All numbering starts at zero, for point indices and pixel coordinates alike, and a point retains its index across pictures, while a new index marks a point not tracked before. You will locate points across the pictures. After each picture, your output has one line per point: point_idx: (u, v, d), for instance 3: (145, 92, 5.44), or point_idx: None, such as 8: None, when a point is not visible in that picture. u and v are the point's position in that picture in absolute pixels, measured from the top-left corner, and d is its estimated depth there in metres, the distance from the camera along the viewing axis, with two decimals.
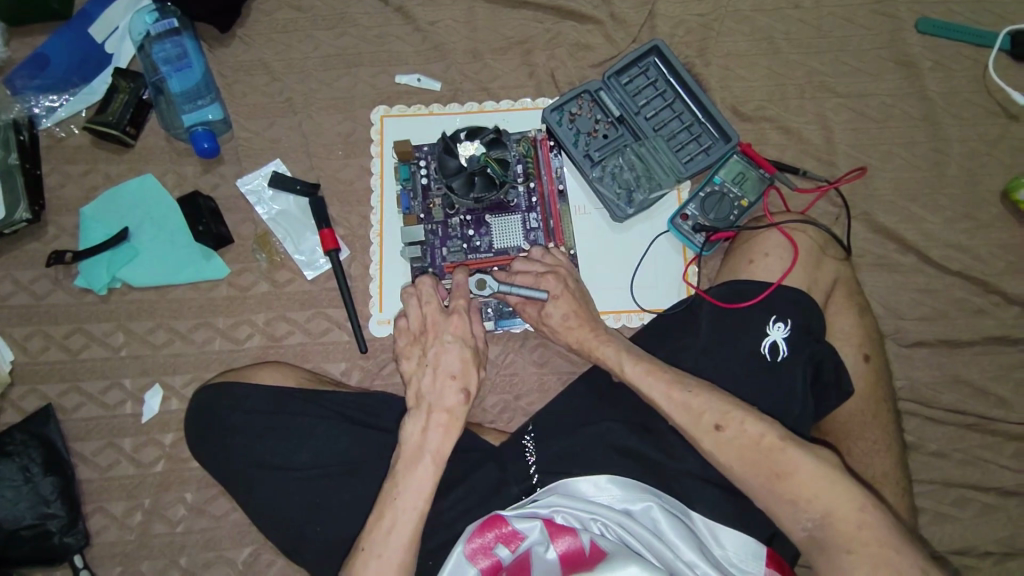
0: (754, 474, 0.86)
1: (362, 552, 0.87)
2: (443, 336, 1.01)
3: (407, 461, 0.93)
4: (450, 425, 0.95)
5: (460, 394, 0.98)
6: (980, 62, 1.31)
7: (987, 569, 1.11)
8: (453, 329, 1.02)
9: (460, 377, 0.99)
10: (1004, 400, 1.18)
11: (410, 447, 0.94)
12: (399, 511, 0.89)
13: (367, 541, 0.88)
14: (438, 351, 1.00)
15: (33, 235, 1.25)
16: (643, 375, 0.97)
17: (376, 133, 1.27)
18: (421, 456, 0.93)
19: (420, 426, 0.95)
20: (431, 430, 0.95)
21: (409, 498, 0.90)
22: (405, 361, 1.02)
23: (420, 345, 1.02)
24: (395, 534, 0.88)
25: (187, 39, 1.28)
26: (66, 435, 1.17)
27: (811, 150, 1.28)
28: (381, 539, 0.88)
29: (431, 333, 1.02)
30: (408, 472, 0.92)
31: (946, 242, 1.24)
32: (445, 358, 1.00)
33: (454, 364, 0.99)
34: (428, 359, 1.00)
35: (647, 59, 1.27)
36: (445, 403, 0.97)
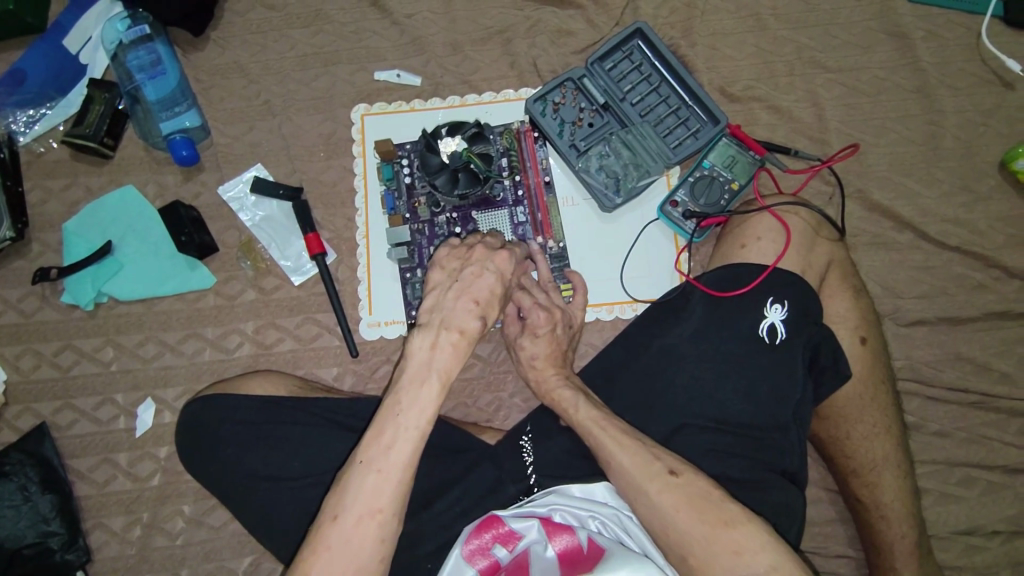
0: (700, 522, 0.84)
1: (360, 467, 0.82)
2: (485, 262, 0.92)
3: (412, 379, 0.86)
4: (462, 347, 0.87)
5: (479, 320, 0.88)
6: (973, 30, 1.27)
7: (994, 548, 1.10)
8: (499, 261, 0.93)
9: (483, 305, 0.89)
10: (1007, 375, 1.16)
11: (417, 362, 0.86)
12: (401, 428, 0.83)
13: (365, 454, 0.83)
14: (471, 273, 0.91)
15: (17, 252, 1.24)
16: (594, 420, 0.96)
17: (356, 132, 1.25)
18: (427, 375, 0.85)
19: (429, 342, 0.87)
20: (440, 349, 0.86)
21: (413, 416, 0.84)
22: (438, 271, 0.93)
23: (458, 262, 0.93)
24: (396, 451, 0.82)
25: (159, 45, 1.26)
26: (62, 453, 1.17)
27: (802, 129, 1.25)
28: (382, 454, 0.82)
29: (477, 253, 0.94)
30: (413, 390, 0.85)
31: (943, 217, 1.21)
32: (478, 282, 0.91)
33: (483, 290, 0.90)
34: (460, 278, 0.91)
35: (630, 42, 1.24)
36: (460, 323, 0.88)
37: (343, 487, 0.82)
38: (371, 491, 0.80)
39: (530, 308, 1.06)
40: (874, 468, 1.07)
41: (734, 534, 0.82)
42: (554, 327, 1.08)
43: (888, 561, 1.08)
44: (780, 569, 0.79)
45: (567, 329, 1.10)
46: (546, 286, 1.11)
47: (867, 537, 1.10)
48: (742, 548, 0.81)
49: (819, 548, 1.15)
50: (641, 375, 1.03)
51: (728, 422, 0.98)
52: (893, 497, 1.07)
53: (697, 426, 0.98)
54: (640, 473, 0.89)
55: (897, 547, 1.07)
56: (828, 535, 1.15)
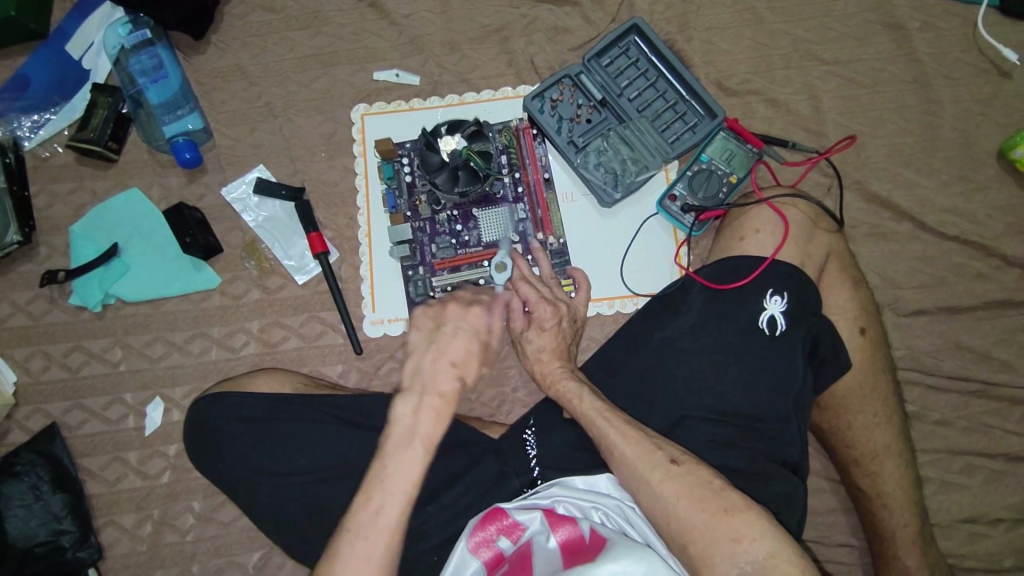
0: (699, 510, 0.85)
1: (348, 533, 0.83)
2: (459, 321, 0.97)
3: (396, 444, 0.88)
4: (443, 409, 0.90)
5: (456, 381, 0.93)
6: (970, 20, 1.27)
7: (996, 535, 1.11)
8: (472, 318, 0.98)
9: (460, 366, 0.94)
10: (1007, 364, 1.16)
11: (400, 429, 0.89)
12: (387, 493, 0.85)
13: (353, 521, 0.84)
14: (447, 333, 0.96)
15: (26, 256, 1.26)
16: (597, 412, 0.97)
17: (357, 132, 1.26)
18: (411, 441, 0.88)
19: (411, 408, 0.90)
20: (422, 414, 0.90)
21: (398, 482, 0.86)
22: (415, 331, 0.96)
23: (436, 322, 0.97)
24: (383, 517, 0.84)
25: (161, 49, 1.29)
26: (73, 452, 1.19)
27: (799, 121, 1.25)
28: (370, 520, 0.84)
29: (451, 313, 0.98)
30: (396, 455, 0.87)
31: (942, 207, 1.21)
32: (453, 344, 0.95)
33: (457, 353, 0.95)
34: (437, 340, 0.95)
35: (627, 38, 1.25)
36: (438, 385, 0.92)
37: (332, 555, 0.83)
38: (360, 557, 0.82)
39: (536, 302, 1.08)
40: (876, 457, 1.08)
41: (734, 521, 0.83)
42: (560, 320, 1.08)
43: (892, 549, 1.09)
44: (780, 557, 0.80)
45: (572, 323, 1.11)
46: (549, 282, 1.13)
47: (869, 526, 1.11)
48: (742, 535, 0.82)
49: (821, 537, 1.16)
50: (642, 368, 1.04)
51: (728, 413, 0.99)
52: (894, 485, 1.08)
53: (697, 417, 0.99)
54: (642, 463, 0.90)
55: (898, 536, 1.08)
56: (830, 524, 1.16)
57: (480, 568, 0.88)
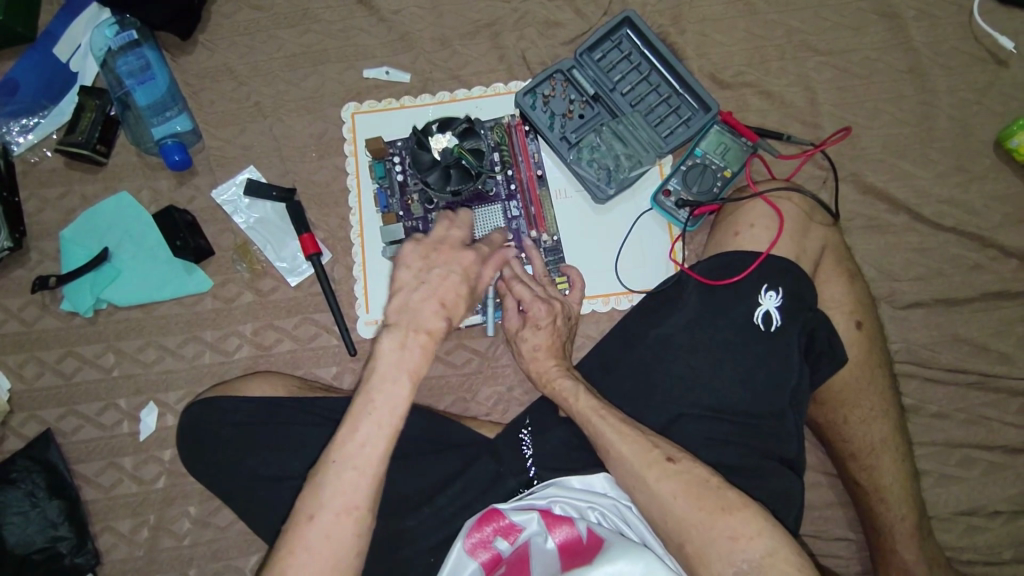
0: (697, 508, 0.85)
1: (335, 465, 0.84)
2: (452, 263, 0.93)
3: (382, 377, 0.87)
4: (430, 348, 0.89)
5: (443, 321, 0.90)
6: (965, 8, 1.26)
7: (995, 528, 1.11)
8: (466, 262, 0.94)
9: (449, 306, 0.91)
10: (1005, 355, 1.15)
11: (386, 362, 0.88)
12: (374, 425, 0.86)
13: (339, 453, 0.85)
14: (438, 274, 0.92)
15: (17, 262, 1.25)
16: (593, 411, 0.96)
17: (347, 131, 1.25)
18: (396, 374, 0.87)
19: (398, 343, 0.89)
20: (408, 349, 0.88)
21: (384, 414, 0.86)
22: (404, 270, 0.92)
23: (426, 262, 0.93)
24: (370, 449, 0.85)
25: (148, 50, 1.27)
26: (68, 458, 1.19)
27: (794, 113, 1.24)
28: (356, 452, 0.84)
29: (443, 252, 0.94)
30: (381, 386, 0.87)
31: (938, 198, 1.20)
32: (444, 285, 0.92)
33: (448, 293, 0.91)
34: (427, 279, 0.92)
35: (619, 31, 1.23)
36: (427, 325, 0.90)
37: (319, 485, 0.84)
38: (346, 489, 0.83)
39: (530, 301, 1.06)
40: (872, 451, 1.07)
41: (732, 520, 0.83)
42: (555, 318, 1.08)
43: (889, 543, 1.09)
44: (777, 555, 0.80)
45: (566, 321, 1.10)
46: (542, 279, 1.12)
47: (867, 520, 1.11)
48: (739, 534, 0.82)
49: (820, 532, 1.16)
50: (638, 366, 1.03)
51: (724, 411, 0.99)
52: (892, 479, 1.08)
53: (693, 415, 0.99)
54: (639, 461, 0.90)
55: (897, 530, 1.08)
56: (829, 519, 1.16)
57: (478, 569, 0.88)
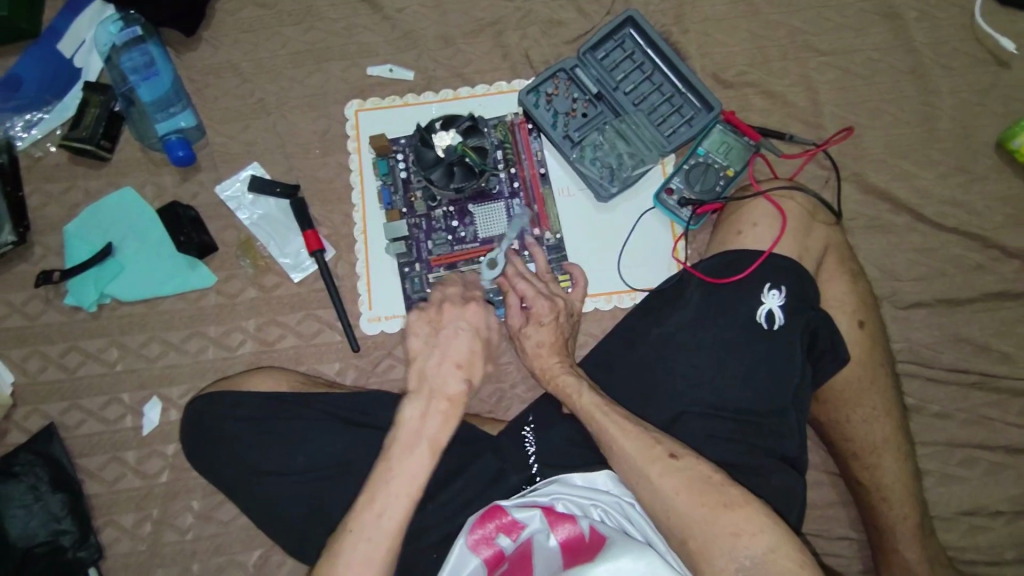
0: (699, 505, 0.85)
1: (351, 533, 0.84)
2: (457, 322, 0.97)
3: (403, 447, 0.88)
4: (451, 413, 0.91)
5: (462, 382, 0.93)
6: (967, 10, 1.26)
7: (995, 527, 1.11)
8: (471, 317, 0.98)
9: (465, 367, 0.94)
10: (1006, 356, 1.16)
11: (408, 430, 0.89)
12: (392, 496, 0.86)
13: (356, 521, 0.85)
14: (447, 335, 0.96)
15: (20, 256, 1.25)
16: (596, 407, 0.97)
17: (351, 128, 1.25)
18: (417, 443, 0.89)
19: (419, 411, 0.91)
20: (429, 417, 0.90)
21: (403, 484, 0.86)
22: (415, 337, 0.96)
23: (435, 325, 0.97)
24: (387, 519, 0.84)
25: (152, 46, 1.27)
26: (71, 452, 1.19)
27: (797, 113, 1.25)
28: (374, 521, 0.84)
29: (448, 313, 0.98)
30: (403, 457, 0.88)
31: (940, 198, 1.21)
32: (455, 345, 0.95)
33: (461, 354, 0.95)
34: (438, 341, 0.96)
35: (622, 30, 1.23)
36: (446, 389, 0.92)
37: (335, 556, 0.83)
38: (362, 559, 0.82)
39: (533, 297, 1.07)
40: (873, 450, 1.08)
41: (734, 517, 0.83)
42: (558, 316, 1.08)
43: (890, 542, 1.09)
44: (779, 552, 0.81)
45: (569, 318, 1.11)
46: (545, 277, 1.13)
47: (868, 519, 1.11)
48: (741, 531, 0.82)
49: (820, 530, 1.16)
50: (640, 364, 1.04)
51: (726, 409, 0.99)
52: (893, 479, 1.08)
53: (696, 413, 0.99)
54: (642, 457, 0.90)
55: (898, 529, 1.08)
56: (830, 517, 1.16)
57: (480, 565, 0.88)
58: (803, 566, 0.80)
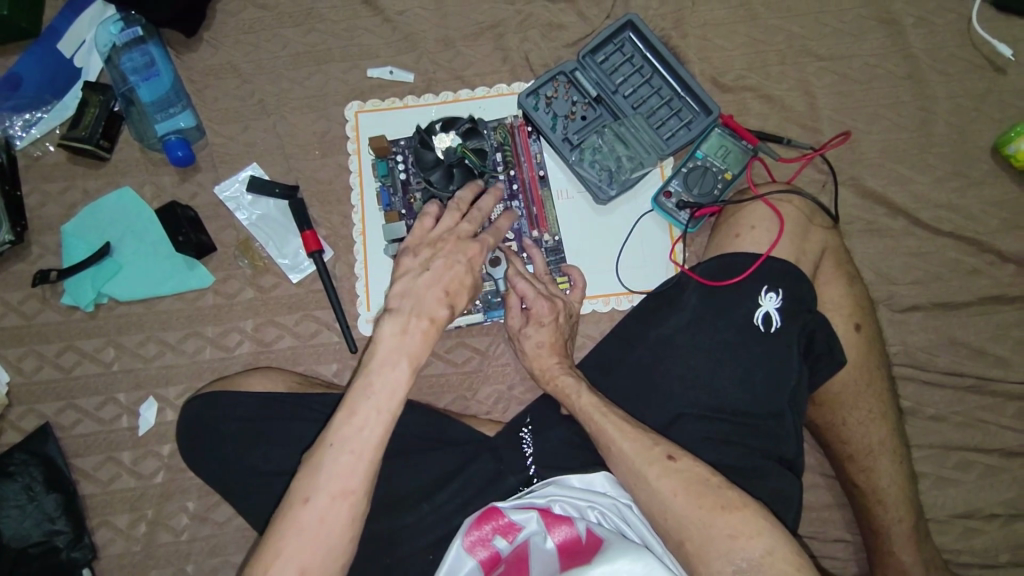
0: (697, 506, 0.85)
1: (331, 448, 0.83)
2: (456, 253, 0.95)
3: (383, 362, 0.87)
4: (432, 334, 0.89)
5: (447, 309, 0.92)
6: (964, 16, 1.27)
7: (991, 531, 1.11)
8: (470, 253, 0.96)
9: (452, 295, 0.93)
10: (1002, 359, 1.16)
11: (388, 346, 0.88)
12: (372, 410, 0.84)
13: (335, 435, 0.83)
14: (442, 263, 0.94)
15: (17, 256, 1.25)
16: (594, 409, 0.97)
17: (351, 129, 1.25)
18: (397, 359, 0.87)
19: (400, 328, 0.89)
20: (409, 335, 0.88)
21: (382, 398, 0.85)
22: (410, 257, 0.94)
23: (429, 252, 0.95)
24: (367, 433, 0.83)
25: (153, 47, 1.27)
26: (66, 452, 1.18)
27: (794, 118, 1.25)
28: (354, 434, 0.83)
29: (447, 244, 0.96)
30: (383, 372, 0.86)
31: (936, 203, 1.21)
32: (448, 273, 0.93)
33: (452, 281, 0.93)
34: (431, 267, 0.94)
35: (621, 34, 1.24)
36: (429, 311, 0.90)
37: (314, 469, 0.82)
38: (343, 471, 0.81)
39: (533, 299, 1.07)
40: (870, 453, 1.08)
41: (731, 518, 0.83)
42: (557, 317, 1.09)
43: (887, 545, 1.09)
44: (777, 553, 0.81)
45: (568, 319, 1.12)
46: (544, 277, 1.13)
47: (865, 522, 1.11)
48: (738, 532, 0.82)
49: (817, 533, 1.16)
50: (638, 365, 1.04)
51: (724, 411, 0.99)
52: (889, 482, 1.08)
53: (694, 415, 0.99)
54: (639, 458, 0.90)
55: (894, 532, 1.08)
56: (826, 520, 1.16)
57: (476, 567, 0.88)
58: (800, 567, 0.80)
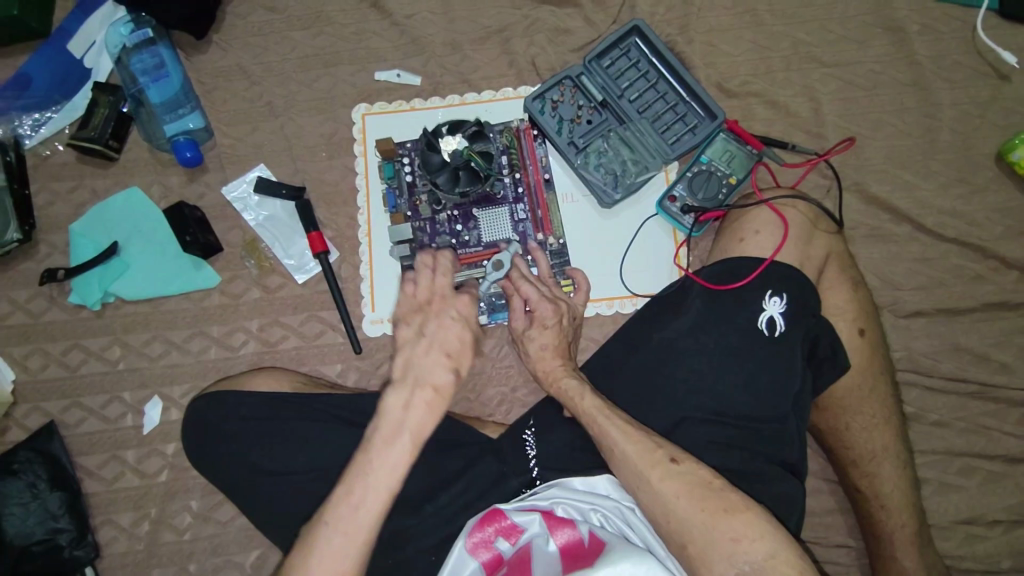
0: (699, 509, 0.85)
1: (327, 526, 0.83)
2: (446, 312, 0.94)
3: (384, 439, 0.86)
4: (436, 404, 0.89)
5: (450, 373, 0.91)
6: (968, 23, 1.28)
7: (994, 537, 1.11)
8: (461, 308, 0.94)
9: (454, 357, 0.91)
10: (1005, 365, 1.16)
11: (389, 421, 0.87)
12: (369, 489, 0.84)
13: (332, 515, 0.84)
14: (438, 326, 0.93)
15: (25, 254, 1.26)
16: (598, 411, 0.97)
17: (358, 131, 1.27)
18: (399, 434, 0.86)
19: (402, 401, 0.88)
20: (413, 408, 0.88)
21: (381, 477, 0.85)
22: (404, 327, 0.93)
23: (423, 316, 0.93)
24: (362, 513, 0.83)
25: (162, 48, 1.29)
26: (71, 450, 1.19)
27: (799, 123, 1.26)
28: (349, 514, 0.83)
29: (437, 304, 0.94)
30: (383, 450, 0.86)
31: (940, 209, 1.22)
32: (446, 334, 0.92)
33: (451, 344, 0.92)
34: (427, 331, 0.92)
35: (627, 39, 1.25)
36: (432, 379, 0.90)
37: (309, 547, 0.82)
38: (335, 554, 0.81)
39: (537, 301, 1.08)
40: (873, 458, 1.08)
41: (733, 522, 0.84)
42: (561, 320, 1.10)
43: (889, 550, 1.09)
44: (779, 557, 0.81)
45: (572, 322, 1.12)
46: (548, 281, 1.13)
47: (867, 527, 1.11)
48: (740, 536, 0.82)
49: (819, 538, 1.16)
50: (642, 368, 1.04)
51: (727, 414, 0.99)
52: (892, 487, 1.08)
53: (697, 418, 0.99)
54: (642, 460, 0.90)
55: (897, 537, 1.08)
56: (829, 525, 1.16)
57: (479, 569, 0.88)
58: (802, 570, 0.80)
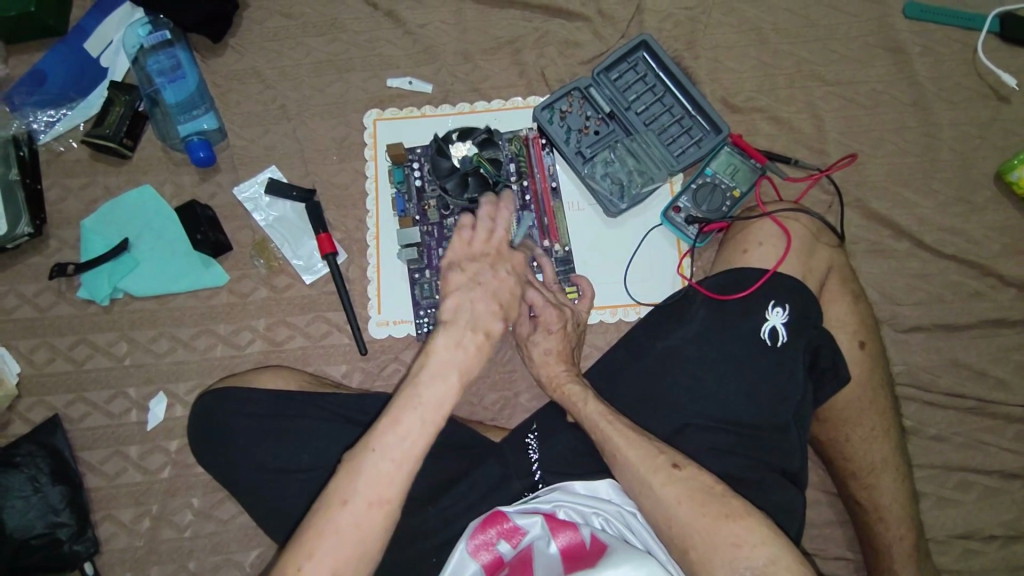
0: (701, 515, 0.86)
1: (373, 453, 0.82)
2: (502, 264, 0.95)
3: (433, 374, 0.86)
4: (485, 349, 0.89)
5: (500, 322, 0.91)
6: (969, 46, 1.31)
7: (991, 552, 1.12)
8: (514, 263, 0.96)
9: (504, 307, 0.92)
10: (1003, 382, 1.18)
11: (440, 359, 0.87)
12: (418, 420, 0.84)
13: (378, 441, 0.83)
14: (492, 275, 0.93)
15: (34, 249, 1.27)
16: (600, 418, 0.98)
17: (369, 136, 1.28)
18: (448, 371, 0.86)
19: (453, 341, 0.88)
20: (463, 349, 0.88)
21: (432, 410, 0.84)
22: (458, 272, 0.92)
23: (477, 265, 0.94)
24: (411, 442, 0.83)
25: (180, 51, 1.31)
26: (74, 445, 1.19)
27: (802, 139, 1.29)
28: (397, 443, 0.82)
29: (492, 253, 0.95)
30: (434, 382, 0.85)
31: (939, 226, 1.24)
32: (498, 284, 0.93)
33: (503, 293, 0.93)
34: (482, 279, 0.92)
35: (635, 53, 1.28)
36: (484, 324, 0.89)
37: (354, 471, 0.82)
38: (384, 481, 0.81)
39: (543, 307, 1.07)
40: (872, 471, 1.09)
41: (735, 527, 0.84)
42: (565, 324, 1.11)
43: (887, 563, 1.10)
44: (780, 563, 0.82)
45: (576, 328, 1.14)
46: (553, 286, 1.14)
47: (866, 540, 1.12)
48: (742, 541, 0.83)
49: (817, 549, 1.17)
50: (644, 375, 1.05)
51: (729, 421, 1.00)
52: (890, 501, 1.09)
53: (699, 425, 1.00)
54: (645, 466, 0.91)
55: (895, 550, 1.09)
56: (827, 537, 1.17)
57: (479, 570, 0.89)
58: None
